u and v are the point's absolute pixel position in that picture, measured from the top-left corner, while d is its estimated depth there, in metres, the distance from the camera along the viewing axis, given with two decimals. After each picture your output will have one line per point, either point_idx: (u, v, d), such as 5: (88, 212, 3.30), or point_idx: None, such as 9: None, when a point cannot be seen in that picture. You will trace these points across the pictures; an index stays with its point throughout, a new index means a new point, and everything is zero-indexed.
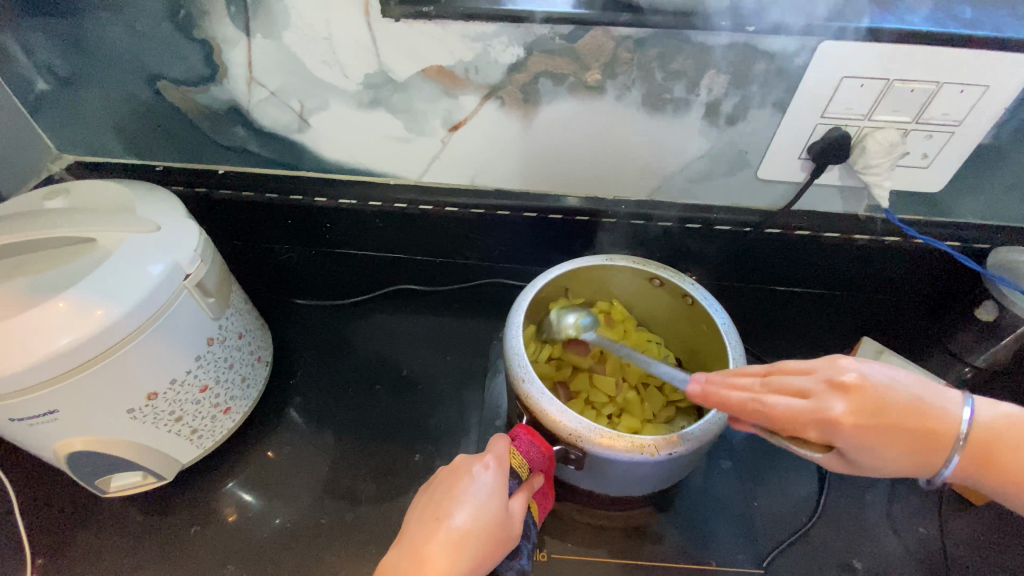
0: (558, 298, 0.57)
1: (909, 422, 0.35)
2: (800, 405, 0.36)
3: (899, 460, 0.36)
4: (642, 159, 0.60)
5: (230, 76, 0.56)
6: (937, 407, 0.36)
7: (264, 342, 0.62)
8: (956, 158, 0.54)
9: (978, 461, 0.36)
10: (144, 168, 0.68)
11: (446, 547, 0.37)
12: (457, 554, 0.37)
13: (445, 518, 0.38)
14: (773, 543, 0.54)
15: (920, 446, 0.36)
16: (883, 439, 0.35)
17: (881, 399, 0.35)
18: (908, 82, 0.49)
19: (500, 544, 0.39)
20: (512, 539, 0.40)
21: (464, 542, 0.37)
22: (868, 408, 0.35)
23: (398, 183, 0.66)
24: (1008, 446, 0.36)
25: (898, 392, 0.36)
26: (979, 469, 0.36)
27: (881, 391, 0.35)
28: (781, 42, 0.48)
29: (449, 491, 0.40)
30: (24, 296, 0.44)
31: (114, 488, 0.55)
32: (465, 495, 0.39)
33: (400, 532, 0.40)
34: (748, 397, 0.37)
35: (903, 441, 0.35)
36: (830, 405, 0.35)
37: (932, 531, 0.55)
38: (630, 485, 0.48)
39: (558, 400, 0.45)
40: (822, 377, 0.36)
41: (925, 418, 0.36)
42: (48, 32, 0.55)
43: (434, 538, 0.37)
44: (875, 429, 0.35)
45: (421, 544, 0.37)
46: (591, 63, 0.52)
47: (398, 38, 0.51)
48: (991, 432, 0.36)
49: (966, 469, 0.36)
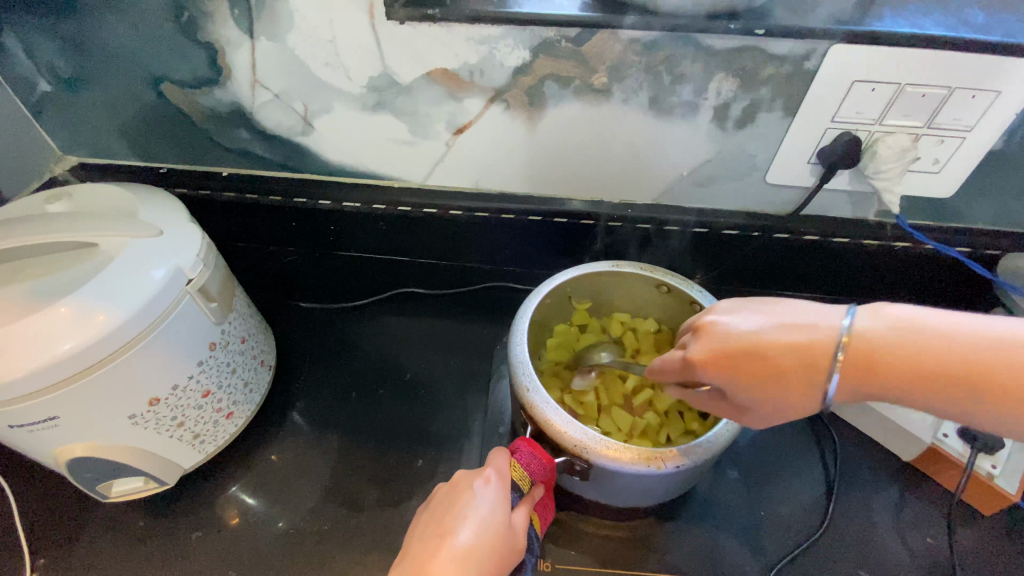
0: (564, 304, 0.56)
1: (760, 366, 0.35)
2: (671, 371, 0.40)
3: (776, 400, 0.36)
4: (648, 163, 0.59)
5: (233, 78, 0.56)
6: (799, 330, 0.35)
7: (267, 346, 0.62)
8: (967, 164, 0.53)
9: (874, 367, 0.33)
10: (148, 170, 0.68)
11: (450, 564, 0.36)
12: (462, 571, 0.36)
13: (446, 534, 0.37)
14: (780, 553, 0.54)
15: (766, 382, 0.35)
16: (742, 386, 0.36)
17: (728, 349, 0.36)
18: (920, 86, 0.48)
19: (505, 558, 0.38)
20: (517, 554, 0.39)
21: (470, 557, 0.36)
22: (714, 351, 0.36)
23: (402, 186, 0.65)
24: (902, 352, 0.32)
25: (771, 334, 0.35)
26: (877, 380, 0.33)
27: (721, 337, 0.37)
28: (791, 45, 0.47)
29: (450, 506, 0.39)
30: (26, 301, 0.44)
31: (116, 493, 0.54)
32: (466, 511, 0.39)
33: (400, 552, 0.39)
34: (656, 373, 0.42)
35: (767, 382, 0.35)
36: (689, 370, 0.38)
37: (943, 542, 0.54)
38: (636, 497, 0.47)
39: (563, 410, 0.45)
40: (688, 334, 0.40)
41: (796, 348, 0.35)
42: (51, 34, 0.54)
43: (436, 555, 0.36)
44: (719, 376, 0.36)
45: (424, 561, 0.36)
46: (597, 67, 0.51)
47: (402, 40, 0.51)
48: (874, 348, 0.33)
49: (853, 387, 0.34)
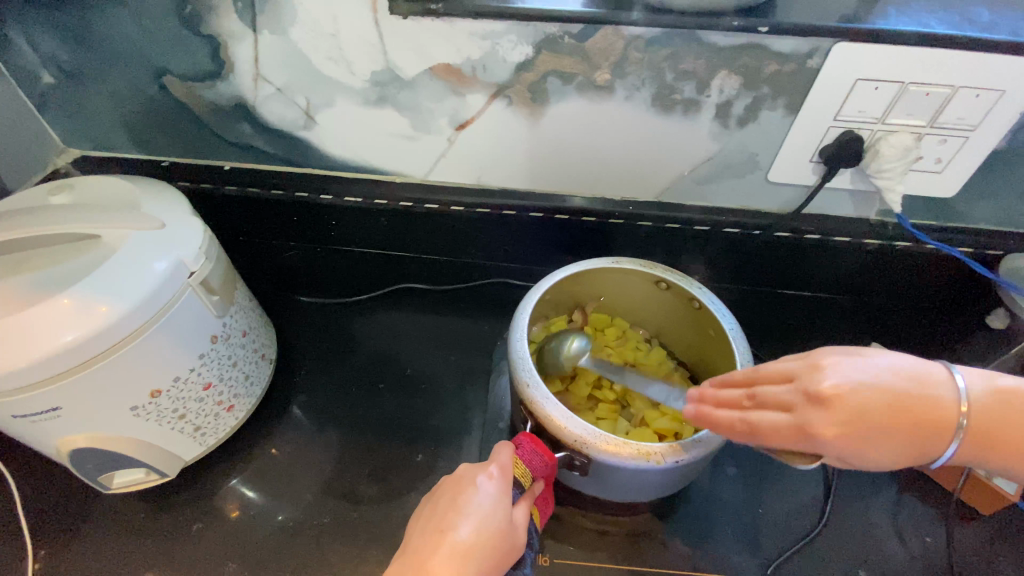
0: (560, 301, 0.56)
1: (885, 417, 0.34)
2: (774, 421, 0.35)
3: (883, 456, 0.34)
4: (650, 160, 0.59)
5: (236, 71, 0.56)
6: (922, 392, 0.34)
7: (268, 340, 0.62)
8: (969, 163, 0.53)
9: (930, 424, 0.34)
10: (150, 163, 0.68)
11: (451, 560, 0.36)
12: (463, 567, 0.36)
13: (447, 531, 0.38)
14: (777, 550, 0.54)
15: (914, 439, 0.34)
16: (874, 440, 0.34)
17: (865, 410, 0.33)
18: (923, 85, 0.48)
19: (505, 555, 0.38)
20: (518, 550, 0.39)
21: (470, 552, 0.37)
22: (844, 416, 0.34)
23: (403, 181, 0.65)
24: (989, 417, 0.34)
25: (874, 390, 0.34)
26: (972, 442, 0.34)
27: (856, 399, 0.34)
28: (795, 43, 0.47)
29: (452, 502, 0.39)
30: (28, 292, 0.44)
31: (117, 484, 0.55)
32: (468, 507, 0.39)
33: (401, 545, 0.39)
34: (736, 416, 0.37)
35: (891, 425, 0.34)
36: (806, 419, 0.34)
37: (939, 541, 0.54)
38: (635, 492, 0.48)
39: (563, 406, 0.45)
40: (801, 386, 0.35)
41: (904, 407, 0.34)
42: (54, 26, 0.55)
43: (436, 550, 0.37)
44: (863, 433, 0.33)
45: (424, 558, 0.37)
46: (600, 63, 0.51)
47: (404, 35, 0.51)
48: (943, 405, 0.34)
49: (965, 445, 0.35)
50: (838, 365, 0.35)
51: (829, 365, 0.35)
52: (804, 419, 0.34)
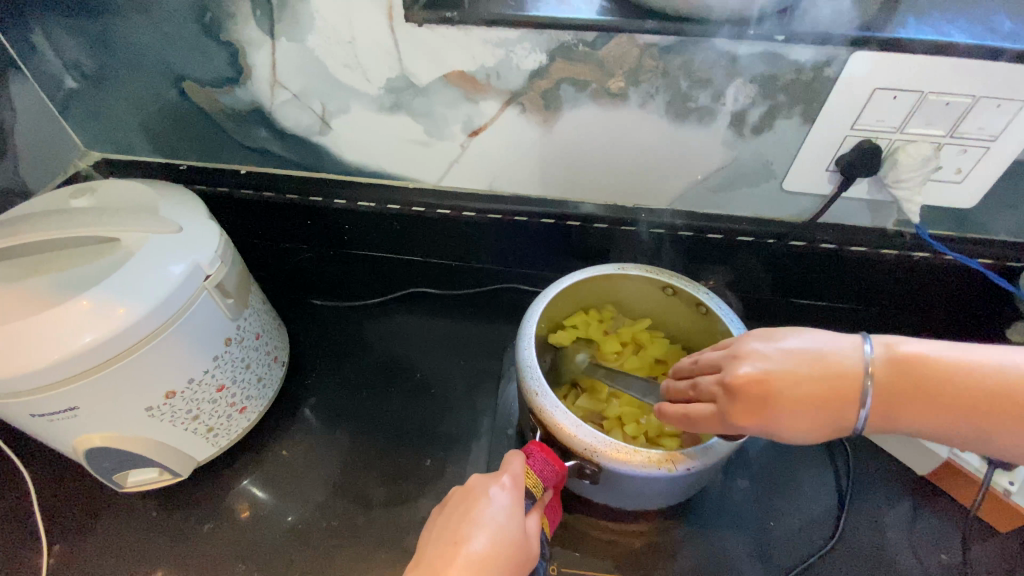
0: (568, 308, 0.56)
1: (801, 398, 0.34)
2: (700, 410, 0.38)
3: (810, 425, 0.35)
4: (664, 168, 0.59)
5: (253, 77, 0.57)
6: (826, 365, 0.35)
7: (280, 342, 0.63)
8: (991, 173, 0.52)
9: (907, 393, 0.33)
10: (168, 166, 0.69)
11: (466, 570, 0.36)
12: None
13: (461, 541, 0.38)
14: (790, 564, 0.53)
15: (825, 408, 0.34)
16: (772, 412, 0.35)
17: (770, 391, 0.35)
18: (943, 94, 0.47)
19: (520, 566, 0.38)
20: (532, 562, 0.39)
21: (485, 564, 0.37)
22: (753, 398, 0.35)
23: (416, 186, 0.66)
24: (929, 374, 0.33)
25: (779, 371, 0.35)
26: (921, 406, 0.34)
27: (772, 396, 0.35)
28: (812, 51, 0.47)
29: (466, 513, 0.39)
30: (48, 293, 0.45)
31: (131, 483, 0.55)
32: (482, 518, 0.39)
33: (414, 556, 0.40)
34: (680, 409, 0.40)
35: (800, 408, 0.34)
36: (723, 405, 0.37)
37: (957, 558, 0.53)
38: (646, 500, 0.47)
39: (572, 413, 0.45)
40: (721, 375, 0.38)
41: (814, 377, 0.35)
42: (79, 32, 0.56)
43: (450, 561, 0.37)
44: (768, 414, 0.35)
45: (438, 569, 0.36)
46: (614, 71, 0.51)
47: (419, 41, 0.51)
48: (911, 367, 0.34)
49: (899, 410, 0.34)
50: (755, 350, 0.37)
51: (749, 352, 0.37)
52: (718, 411, 0.37)
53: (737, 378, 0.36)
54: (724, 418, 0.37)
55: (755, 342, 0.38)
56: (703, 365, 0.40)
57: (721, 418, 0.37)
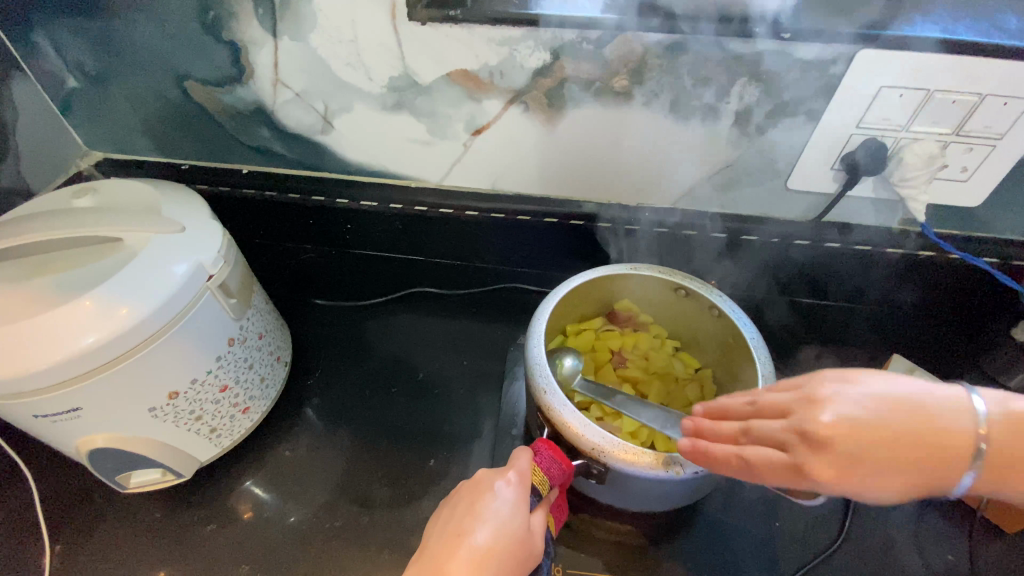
0: (579, 305, 0.56)
1: (879, 457, 0.31)
2: (771, 461, 0.33)
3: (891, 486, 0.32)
4: (668, 166, 0.59)
5: (256, 77, 0.56)
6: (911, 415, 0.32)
7: (283, 343, 0.63)
8: (996, 172, 0.52)
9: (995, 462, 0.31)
10: (170, 166, 0.69)
11: (469, 564, 0.36)
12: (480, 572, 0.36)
13: (465, 533, 0.38)
14: (795, 565, 0.53)
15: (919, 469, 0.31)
16: (868, 475, 0.31)
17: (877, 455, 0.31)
18: (949, 92, 0.47)
19: (524, 561, 0.38)
20: (535, 557, 0.39)
21: (488, 558, 0.37)
22: (844, 455, 0.31)
23: (419, 185, 0.66)
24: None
25: (897, 424, 0.31)
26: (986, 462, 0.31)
27: (873, 447, 0.31)
28: (818, 49, 0.46)
29: (470, 508, 0.39)
30: (51, 294, 0.45)
31: (134, 483, 0.55)
32: (487, 512, 0.39)
33: (419, 549, 0.40)
34: (731, 451, 0.35)
35: (886, 474, 0.31)
36: (799, 454, 0.32)
37: (963, 560, 0.53)
38: (652, 501, 0.47)
39: (580, 412, 0.44)
40: (795, 422, 0.33)
41: (923, 435, 0.31)
42: (82, 32, 0.56)
43: (453, 554, 0.37)
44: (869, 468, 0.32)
45: (442, 562, 0.37)
46: (619, 69, 0.51)
47: (422, 40, 0.51)
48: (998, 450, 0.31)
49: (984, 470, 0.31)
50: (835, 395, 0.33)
51: (826, 397, 0.33)
52: (801, 463, 0.32)
53: (820, 432, 0.32)
54: (803, 474, 0.32)
55: (832, 386, 0.34)
56: (767, 405, 0.36)
57: (799, 473, 0.32)
